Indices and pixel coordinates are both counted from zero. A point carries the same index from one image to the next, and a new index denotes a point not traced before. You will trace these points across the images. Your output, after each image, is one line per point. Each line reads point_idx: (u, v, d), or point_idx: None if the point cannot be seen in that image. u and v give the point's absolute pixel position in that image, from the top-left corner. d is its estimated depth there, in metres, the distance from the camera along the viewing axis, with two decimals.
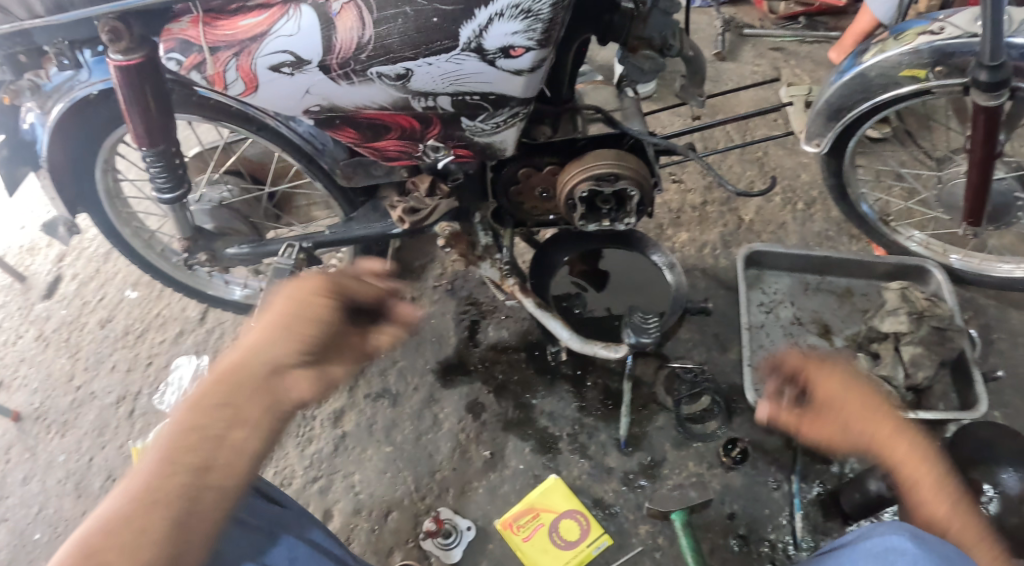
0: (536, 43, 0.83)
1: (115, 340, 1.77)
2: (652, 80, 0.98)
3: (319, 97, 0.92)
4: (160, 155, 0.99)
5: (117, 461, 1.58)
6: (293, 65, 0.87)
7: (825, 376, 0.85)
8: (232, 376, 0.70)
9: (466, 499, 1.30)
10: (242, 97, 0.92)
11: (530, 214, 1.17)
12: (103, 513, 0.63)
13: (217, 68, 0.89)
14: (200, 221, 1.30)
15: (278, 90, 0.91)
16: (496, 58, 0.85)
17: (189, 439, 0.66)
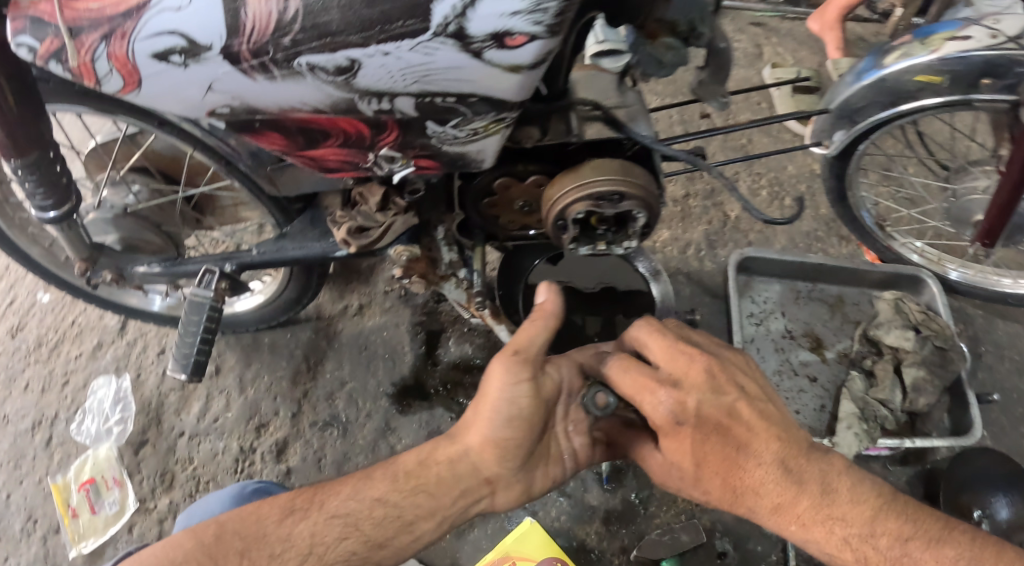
0: (543, 30, 0.60)
1: (27, 353, 1.56)
2: (671, 74, 0.85)
3: (227, 95, 0.69)
4: (34, 165, 0.84)
5: (36, 500, 1.38)
6: (185, 52, 0.64)
7: (685, 445, 0.79)
8: (427, 465, 0.84)
9: (432, 547, 1.15)
10: (121, 95, 0.69)
11: (506, 229, 0.98)
12: (258, 545, 0.79)
13: (80, 56, 0.65)
14: (98, 234, 1.09)
15: (168, 85, 0.67)
16: (484, 48, 0.62)
17: (376, 511, 0.81)
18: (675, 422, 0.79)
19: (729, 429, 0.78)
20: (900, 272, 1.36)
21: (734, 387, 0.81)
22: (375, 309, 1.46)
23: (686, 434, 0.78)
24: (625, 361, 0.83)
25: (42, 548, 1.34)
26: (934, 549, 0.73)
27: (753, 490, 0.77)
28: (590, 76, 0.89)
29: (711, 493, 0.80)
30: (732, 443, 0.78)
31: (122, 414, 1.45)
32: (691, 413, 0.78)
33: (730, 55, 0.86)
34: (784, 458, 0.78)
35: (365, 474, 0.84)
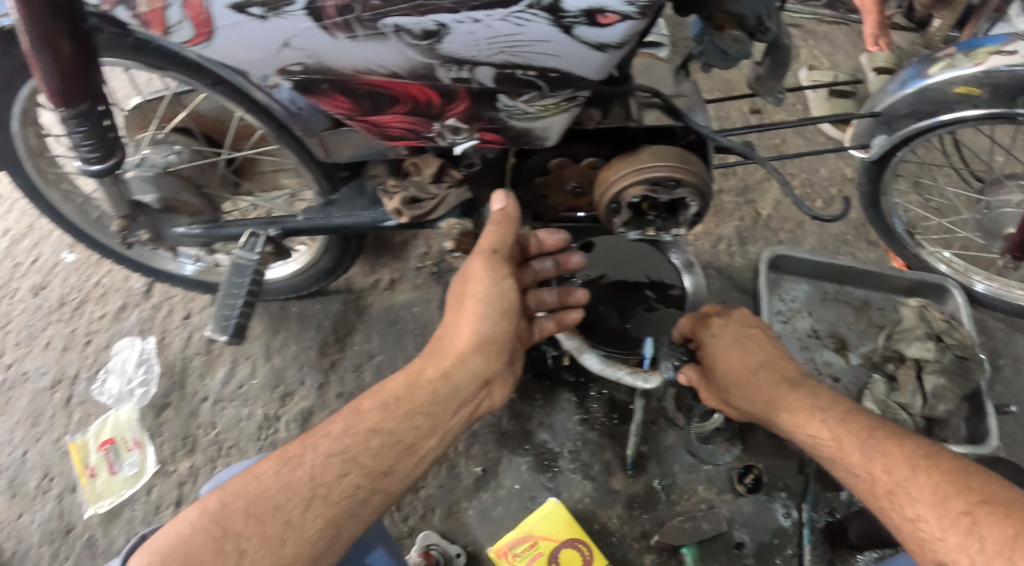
0: (635, 9, 0.62)
1: (49, 312, 1.56)
2: (732, 65, 0.86)
3: (302, 52, 0.68)
4: (82, 116, 0.85)
5: (53, 458, 1.39)
6: (266, 4, 0.63)
7: (717, 348, 0.99)
8: (416, 386, 0.90)
9: (455, 522, 1.17)
10: (189, 45, 0.69)
11: (554, 210, 0.99)
12: (264, 498, 0.79)
13: (152, 4, 0.65)
14: (139, 192, 1.08)
15: (241, 37, 0.67)
16: (575, 24, 0.64)
17: (373, 442, 0.85)
18: (710, 335, 1.01)
19: (746, 340, 0.98)
20: (926, 279, 1.37)
21: (759, 324, 1.02)
22: (405, 285, 1.46)
23: (716, 340, 1.00)
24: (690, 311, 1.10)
25: (59, 506, 1.34)
26: (895, 439, 0.82)
27: (758, 383, 0.93)
28: (649, 64, 0.95)
29: (729, 394, 0.97)
30: (749, 351, 0.97)
31: (145, 375, 1.45)
32: (719, 328, 1.01)
33: (789, 51, 0.88)
34: (779, 366, 0.95)
35: (353, 410, 0.87)
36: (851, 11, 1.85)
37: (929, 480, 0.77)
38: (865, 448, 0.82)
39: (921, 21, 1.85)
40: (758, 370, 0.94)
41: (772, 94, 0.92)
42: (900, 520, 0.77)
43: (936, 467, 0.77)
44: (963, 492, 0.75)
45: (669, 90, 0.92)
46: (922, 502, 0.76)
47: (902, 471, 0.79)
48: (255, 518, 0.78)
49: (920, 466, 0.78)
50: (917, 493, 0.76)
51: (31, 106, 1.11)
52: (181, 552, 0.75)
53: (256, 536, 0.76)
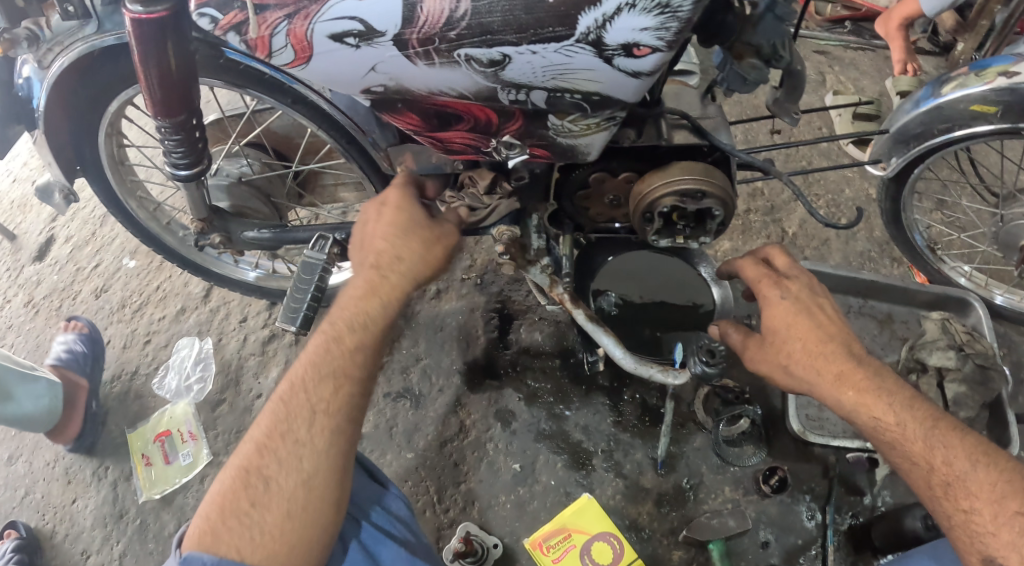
0: (666, 44, 0.69)
1: (110, 313, 1.68)
2: (752, 91, 0.94)
3: (386, 76, 0.80)
4: (178, 126, 0.97)
5: (111, 447, 1.49)
6: (361, 35, 0.75)
7: (783, 313, 0.91)
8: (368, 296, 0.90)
9: (493, 515, 1.24)
10: (288, 67, 0.81)
11: (593, 221, 1.07)
12: (269, 438, 0.81)
13: (261, 31, 0.77)
14: (215, 199, 1.22)
15: (335, 61, 0.79)
16: (615, 56, 0.71)
17: (346, 350, 0.86)
18: (780, 297, 0.92)
19: (818, 311, 0.90)
20: (949, 293, 1.42)
21: (828, 296, 0.93)
22: (452, 294, 1.49)
23: (786, 307, 0.91)
24: (750, 261, 1.00)
25: (112, 492, 1.44)
26: (957, 431, 0.82)
27: (828, 359, 0.87)
28: (678, 90, 1.04)
29: (792, 363, 0.89)
30: (817, 323, 0.89)
31: (202, 373, 1.56)
32: (793, 294, 0.92)
33: (803, 77, 0.95)
34: (848, 341, 0.89)
35: (320, 337, 0.87)
36: (877, 38, 1.92)
37: (987, 477, 0.79)
38: (929, 436, 0.82)
39: (945, 46, 1.91)
40: (831, 347, 0.87)
41: (788, 114, 1.00)
42: (953, 511, 0.80)
43: (994, 464, 0.80)
44: (1019, 494, 0.78)
45: (696, 113, 1.00)
46: (979, 497, 0.78)
47: (962, 464, 0.80)
48: (272, 451, 0.81)
49: (979, 462, 0.80)
50: (974, 488, 0.79)
51: (117, 119, 1.23)
52: (218, 506, 0.79)
53: (279, 462, 0.80)
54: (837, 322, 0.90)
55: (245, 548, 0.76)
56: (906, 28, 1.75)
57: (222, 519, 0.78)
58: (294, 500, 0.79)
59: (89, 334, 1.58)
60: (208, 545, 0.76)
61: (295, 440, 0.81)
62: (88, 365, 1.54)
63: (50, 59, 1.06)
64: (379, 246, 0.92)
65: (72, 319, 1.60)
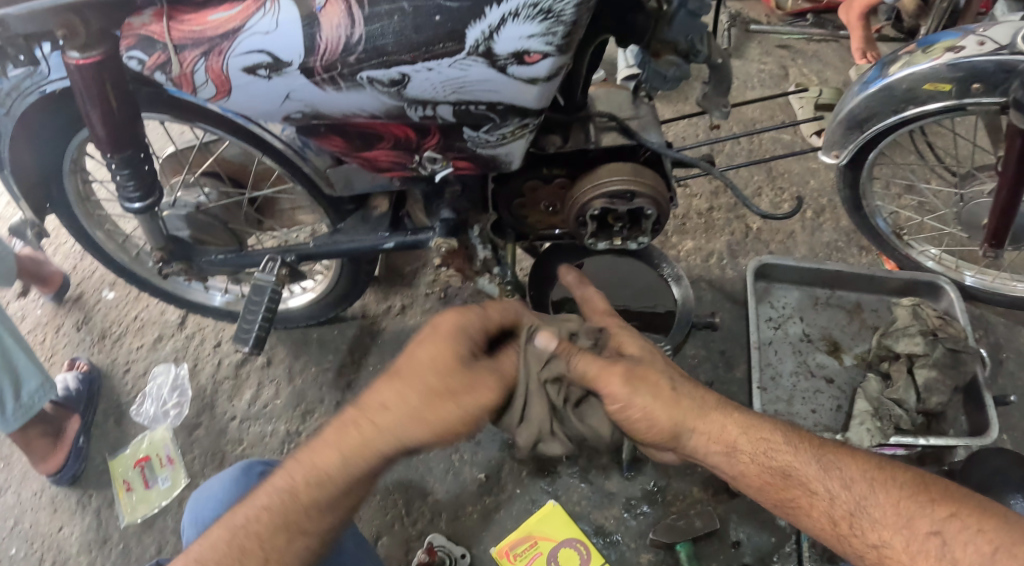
0: (556, 49, 0.70)
1: (91, 344, 1.70)
2: (675, 87, 0.93)
3: (301, 103, 0.81)
4: (126, 161, 1.00)
5: (93, 476, 1.51)
6: (271, 67, 0.77)
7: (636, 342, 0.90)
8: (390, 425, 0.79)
9: (461, 525, 1.23)
10: (212, 101, 0.83)
11: (535, 228, 1.08)
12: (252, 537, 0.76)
13: (183, 68, 0.79)
14: (175, 229, 1.24)
15: (253, 94, 0.81)
16: (507, 65, 0.72)
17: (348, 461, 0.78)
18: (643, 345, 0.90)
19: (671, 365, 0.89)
20: (918, 278, 1.40)
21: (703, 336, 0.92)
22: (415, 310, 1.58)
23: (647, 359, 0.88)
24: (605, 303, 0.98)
25: (96, 519, 1.46)
26: (851, 453, 0.82)
27: (699, 395, 0.85)
28: (610, 92, 1.03)
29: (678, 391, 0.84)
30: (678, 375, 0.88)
31: (178, 399, 1.58)
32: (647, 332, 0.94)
33: (728, 70, 0.96)
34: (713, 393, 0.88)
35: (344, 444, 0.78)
36: (839, 28, 1.91)
37: (892, 497, 0.77)
38: (818, 462, 0.81)
39: (910, 30, 1.89)
40: (696, 384, 0.87)
41: (717, 109, 1.00)
42: (866, 546, 0.76)
43: (892, 480, 0.78)
44: (929, 509, 0.75)
45: (626, 114, 1.00)
46: (886, 524, 0.76)
47: (863, 488, 0.78)
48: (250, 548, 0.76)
49: (875, 481, 0.79)
50: (879, 515, 0.76)
51: (78, 155, 1.27)
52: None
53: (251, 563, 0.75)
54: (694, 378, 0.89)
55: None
56: (867, 15, 1.72)
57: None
58: None
59: (88, 375, 1.61)
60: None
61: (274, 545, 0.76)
62: (83, 403, 1.56)
63: (9, 103, 1.08)
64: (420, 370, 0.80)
65: (74, 360, 1.63)
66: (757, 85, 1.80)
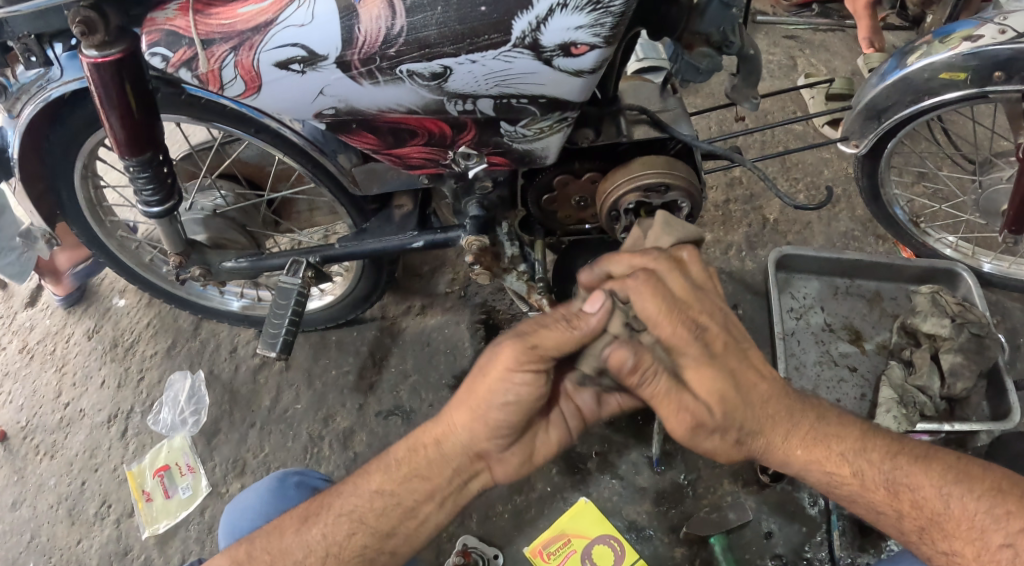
0: (603, 40, 0.70)
1: (103, 353, 1.68)
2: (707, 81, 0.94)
3: (335, 98, 0.81)
4: (146, 164, 0.98)
5: (112, 486, 1.49)
6: (304, 61, 0.76)
7: (707, 382, 0.72)
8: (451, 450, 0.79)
9: (492, 525, 1.23)
10: (241, 98, 0.81)
11: (563, 224, 1.07)
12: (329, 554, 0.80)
13: (210, 65, 0.78)
14: (192, 233, 1.24)
15: (283, 88, 0.79)
16: (553, 57, 0.71)
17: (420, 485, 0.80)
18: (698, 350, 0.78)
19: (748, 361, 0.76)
20: (936, 266, 1.41)
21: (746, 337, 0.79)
22: (436, 309, 1.52)
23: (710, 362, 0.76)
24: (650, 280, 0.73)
25: (116, 530, 1.45)
26: (922, 463, 0.79)
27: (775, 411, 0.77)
28: (636, 86, 1.02)
29: (744, 436, 0.75)
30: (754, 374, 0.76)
31: (195, 406, 1.57)
32: (719, 351, 0.73)
33: (758, 61, 0.96)
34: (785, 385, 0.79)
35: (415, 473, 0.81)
36: (845, 18, 1.91)
37: (967, 510, 0.77)
38: (892, 480, 0.79)
39: (915, 19, 1.90)
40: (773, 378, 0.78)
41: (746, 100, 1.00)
42: (933, 553, 0.79)
43: (970, 492, 0.77)
44: (1003, 523, 0.76)
45: (655, 107, 1.00)
46: (958, 538, 0.77)
47: (935, 503, 0.77)
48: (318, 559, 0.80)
49: (952, 496, 0.77)
50: (951, 528, 0.77)
51: (91, 161, 1.24)
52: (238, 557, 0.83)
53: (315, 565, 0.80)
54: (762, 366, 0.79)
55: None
56: (874, 5, 1.72)
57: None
58: None
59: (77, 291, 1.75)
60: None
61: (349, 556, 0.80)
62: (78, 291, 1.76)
63: (19, 107, 1.06)
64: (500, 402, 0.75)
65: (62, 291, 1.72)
66: (767, 77, 1.80)
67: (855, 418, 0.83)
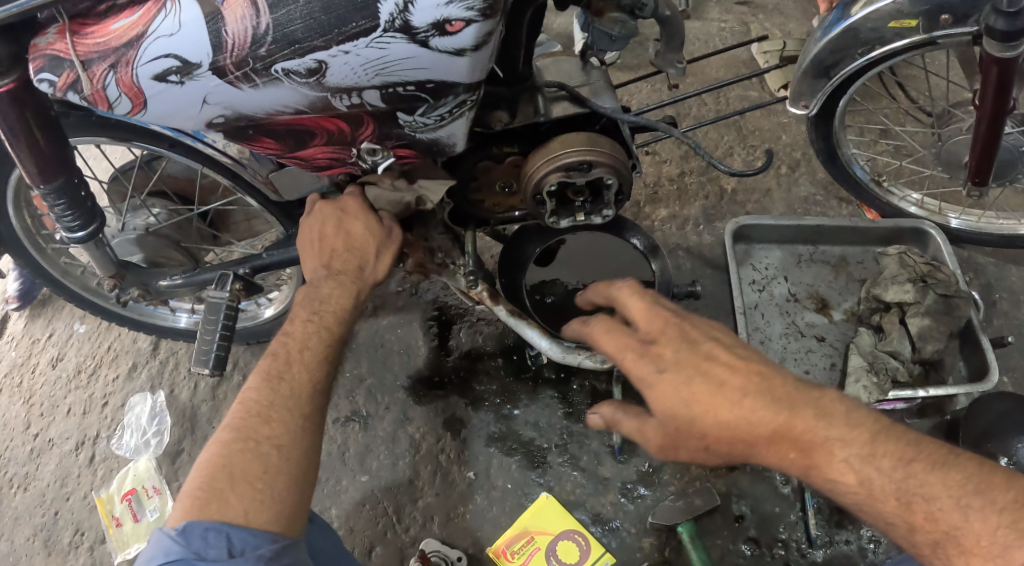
0: (477, 13, 0.66)
1: (67, 381, 1.65)
2: (624, 47, 0.88)
3: (220, 106, 0.75)
4: (61, 190, 0.87)
5: (82, 514, 1.47)
6: (181, 71, 0.70)
7: (670, 395, 0.72)
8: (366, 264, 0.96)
9: (455, 527, 1.19)
10: (132, 116, 0.75)
11: (493, 212, 1.02)
12: (269, 409, 0.85)
13: (93, 86, 0.72)
14: (125, 254, 1.20)
15: (170, 103, 0.73)
16: (429, 37, 0.67)
17: (321, 334, 0.92)
18: (657, 370, 0.73)
19: (710, 366, 0.73)
20: (903, 225, 1.36)
21: (712, 332, 0.77)
22: (388, 309, 1.43)
23: (668, 378, 0.72)
24: (602, 318, 0.80)
25: (89, 558, 1.42)
26: (940, 472, 0.70)
27: (758, 412, 0.71)
28: (557, 62, 0.97)
29: (710, 444, 0.72)
30: (717, 380, 0.72)
31: (158, 427, 1.55)
32: (671, 361, 0.74)
33: (677, 24, 0.90)
34: (769, 384, 0.72)
35: (314, 323, 0.92)
36: None
37: (986, 525, 0.68)
38: (903, 491, 0.69)
39: None
40: (747, 361, 0.74)
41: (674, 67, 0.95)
42: None
43: (989, 503, 0.69)
44: None
45: (576, 82, 0.95)
46: (974, 554, 0.67)
47: (953, 517, 0.68)
48: (271, 420, 0.85)
49: (970, 508, 0.69)
50: (970, 544, 0.68)
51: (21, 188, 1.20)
52: (222, 476, 0.81)
53: (268, 428, 0.84)
54: (741, 365, 0.73)
55: (251, 513, 0.79)
56: None
57: (226, 487, 0.80)
58: (295, 463, 0.83)
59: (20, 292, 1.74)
60: (211, 514, 0.78)
61: (286, 414, 0.86)
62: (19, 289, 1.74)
63: None
64: (344, 253, 0.95)
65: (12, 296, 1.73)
66: (720, 45, 1.75)
67: (864, 411, 0.73)
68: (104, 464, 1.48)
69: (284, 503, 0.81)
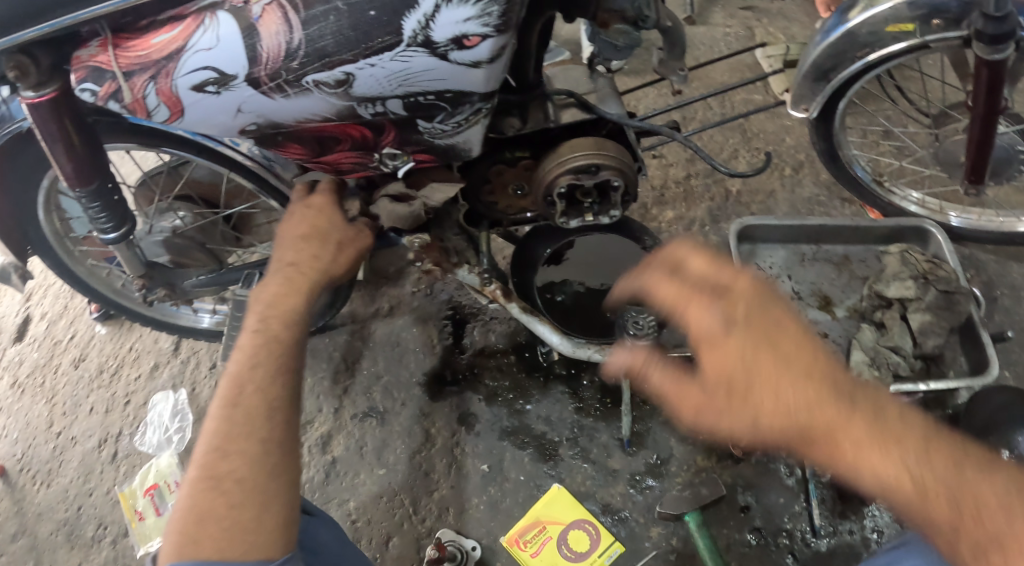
0: (493, 29, 0.70)
1: (90, 381, 1.70)
2: (628, 56, 0.93)
3: (253, 115, 0.80)
4: (96, 194, 0.90)
5: (106, 508, 1.52)
6: (218, 83, 0.75)
7: (723, 355, 0.69)
8: (323, 254, 0.97)
9: (469, 518, 1.24)
10: (168, 124, 0.80)
11: (506, 213, 1.06)
12: (228, 438, 0.81)
13: (134, 95, 0.77)
14: (154, 255, 1.25)
15: (206, 112, 0.79)
16: (448, 51, 0.72)
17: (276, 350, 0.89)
18: (717, 319, 0.71)
19: (768, 329, 0.70)
20: (904, 225, 1.39)
21: (777, 300, 0.73)
22: (403, 309, 1.48)
23: (725, 335, 0.70)
24: (664, 268, 0.78)
25: (113, 551, 1.47)
26: (989, 475, 0.62)
27: (802, 380, 0.66)
28: (566, 70, 1.02)
29: (759, 422, 0.66)
30: (767, 346, 0.68)
31: (180, 423, 1.60)
32: (740, 317, 0.71)
33: (679, 33, 0.95)
34: (817, 364, 0.68)
35: (270, 340, 0.89)
36: None
37: None
38: (952, 491, 0.61)
39: None
40: (799, 330, 0.70)
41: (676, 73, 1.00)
42: None
43: None
44: None
45: (584, 89, 0.99)
46: None
47: (1005, 526, 0.59)
48: (235, 447, 0.80)
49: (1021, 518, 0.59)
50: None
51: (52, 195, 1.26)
52: (195, 515, 0.77)
53: (235, 458, 0.80)
54: (802, 340, 0.69)
55: (227, 547, 0.74)
56: None
57: (197, 526, 0.75)
58: (267, 487, 0.79)
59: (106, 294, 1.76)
60: (189, 555, 0.74)
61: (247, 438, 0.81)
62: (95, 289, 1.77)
63: None
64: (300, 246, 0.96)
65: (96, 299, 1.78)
66: (724, 50, 1.79)
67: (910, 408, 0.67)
68: (127, 459, 1.53)
69: (274, 534, 0.77)
